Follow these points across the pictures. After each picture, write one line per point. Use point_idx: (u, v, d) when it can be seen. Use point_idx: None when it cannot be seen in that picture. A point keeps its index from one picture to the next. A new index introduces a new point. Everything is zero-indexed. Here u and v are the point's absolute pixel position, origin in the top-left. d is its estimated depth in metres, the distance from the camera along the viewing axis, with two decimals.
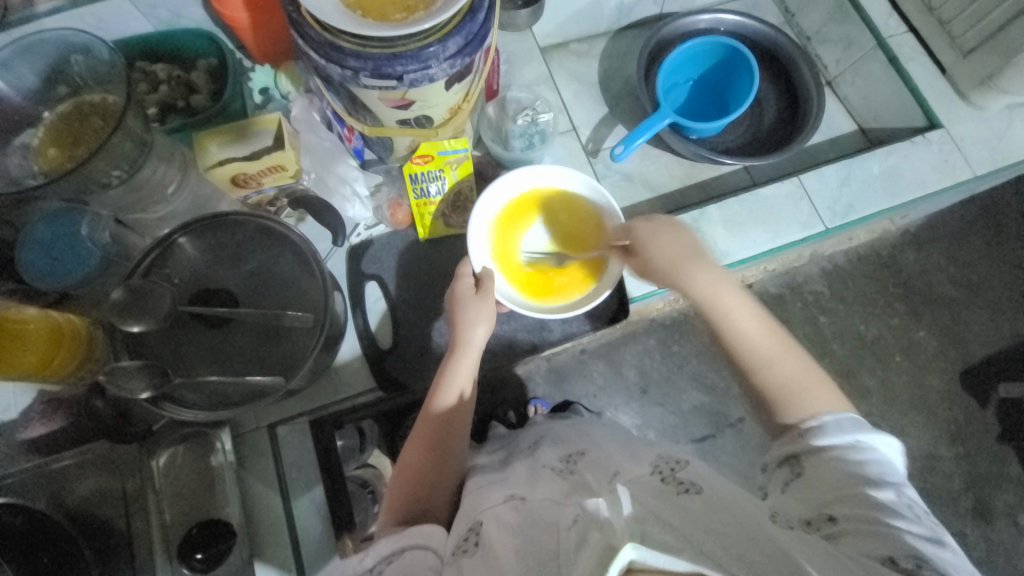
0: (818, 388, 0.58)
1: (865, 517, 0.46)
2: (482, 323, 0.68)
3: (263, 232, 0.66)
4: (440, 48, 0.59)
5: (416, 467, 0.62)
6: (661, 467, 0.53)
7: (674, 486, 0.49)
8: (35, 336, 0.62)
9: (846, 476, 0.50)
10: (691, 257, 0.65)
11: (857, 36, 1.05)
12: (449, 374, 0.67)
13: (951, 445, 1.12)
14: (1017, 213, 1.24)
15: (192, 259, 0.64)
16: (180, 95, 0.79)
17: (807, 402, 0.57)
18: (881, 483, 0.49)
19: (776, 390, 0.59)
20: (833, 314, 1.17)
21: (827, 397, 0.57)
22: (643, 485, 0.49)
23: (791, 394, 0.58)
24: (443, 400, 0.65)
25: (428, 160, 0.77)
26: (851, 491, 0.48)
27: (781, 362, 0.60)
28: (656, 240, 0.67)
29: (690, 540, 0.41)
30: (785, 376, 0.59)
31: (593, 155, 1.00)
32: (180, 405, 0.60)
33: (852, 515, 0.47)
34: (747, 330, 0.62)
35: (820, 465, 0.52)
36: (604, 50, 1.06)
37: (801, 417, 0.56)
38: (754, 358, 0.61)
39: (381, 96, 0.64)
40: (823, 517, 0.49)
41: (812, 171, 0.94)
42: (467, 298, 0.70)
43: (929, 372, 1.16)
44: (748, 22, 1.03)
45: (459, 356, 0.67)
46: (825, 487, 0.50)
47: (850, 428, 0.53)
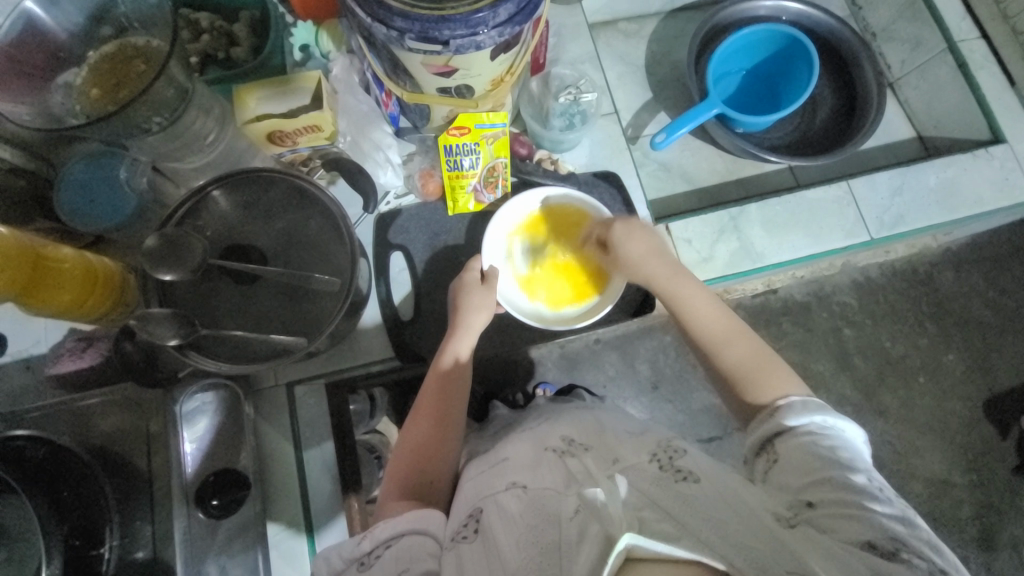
0: (771, 371, 0.59)
1: (842, 500, 0.45)
2: (484, 310, 0.71)
3: (294, 193, 0.65)
4: (491, 14, 0.57)
5: (418, 444, 0.62)
6: (659, 453, 0.53)
7: (673, 475, 0.49)
8: (71, 275, 0.62)
9: (820, 460, 0.49)
10: (656, 254, 0.70)
11: (926, 37, 0.99)
12: (458, 359, 0.69)
13: (964, 471, 1.09)
14: None
15: (224, 214, 0.64)
16: (221, 46, 0.78)
17: (767, 382, 0.58)
18: (852, 467, 0.48)
19: (738, 372, 0.61)
20: (859, 327, 1.14)
21: (778, 378, 0.59)
22: (641, 474, 0.49)
23: (749, 376, 0.60)
24: (449, 363, 0.68)
25: (464, 132, 0.74)
26: (825, 475, 0.47)
27: (735, 343, 0.63)
28: (631, 239, 0.71)
29: (690, 530, 0.41)
30: (736, 360, 0.61)
31: (632, 141, 0.97)
32: (205, 355, 0.61)
33: (829, 498, 0.46)
34: (701, 317, 0.65)
35: (793, 449, 0.51)
36: (654, 32, 1.02)
37: (771, 397, 0.57)
38: (707, 342, 0.64)
39: (424, 61, 0.62)
40: (802, 502, 0.47)
41: (862, 177, 0.90)
42: (472, 288, 0.73)
43: (951, 395, 1.12)
44: (812, 12, 0.98)
45: (458, 335, 0.70)
46: (797, 473, 0.49)
47: (813, 411, 0.53)
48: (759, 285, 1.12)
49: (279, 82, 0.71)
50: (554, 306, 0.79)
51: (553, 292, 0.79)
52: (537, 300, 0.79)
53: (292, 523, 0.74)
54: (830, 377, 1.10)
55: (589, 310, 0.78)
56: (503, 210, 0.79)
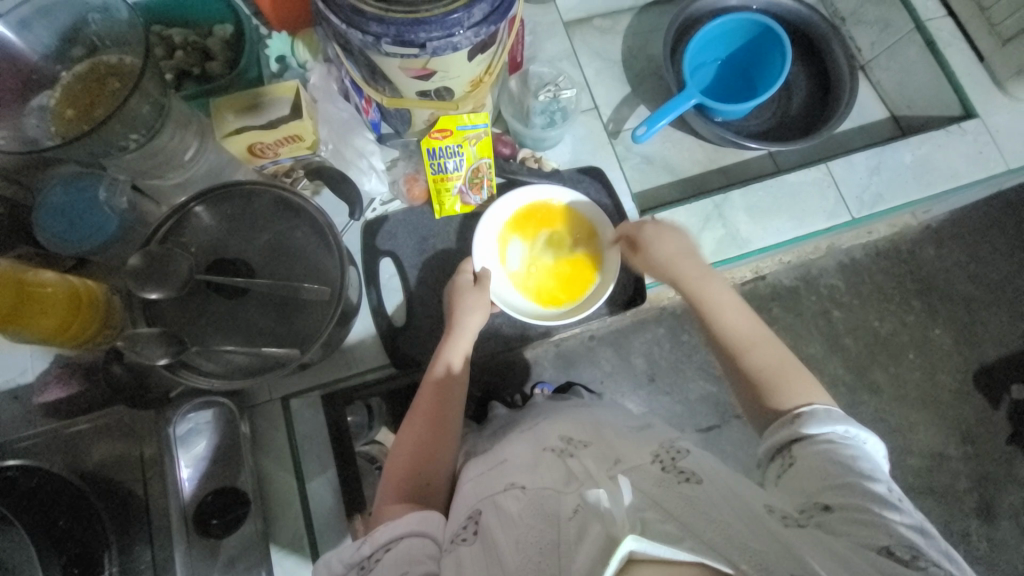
0: (796, 377, 0.60)
1: (860, 508, 0.46)
2: (478, 312, 0.71)
3: (277, 204, 0.65)
4: (465, 14, 0.57)
5: (416, 444, 0.62)
6: (662, 454, 0.53)
7: (674, 475, 0.49)
8: (54, 299, 0.61)
9: (840, 467, 0.49)
10: (687, 255, 0.71)
11: (894, 19, 1.01)
12: (456, 363, 0.69)
13: (959, 444, 1.10)
14: None
15: (207, 229, 0.63)
16: (195, 62, 0.77)
17: (792, 389, 0.59)
18: (873, 476, 0.48)
19: (763, 376, 0.60)
20: (848, 308, 1.15)
21: (803, 386, 0.59)
22: (642, 473, 0.49)
23: (775, 380, 0.60)
24: (443, 367, 0.68)
25: (447, 135, 0.74)
26: (845, 481, 0.48)
27: (760, 347, 0.63)
28: (661, 239, 0.72)
29: (692, 530, 0.41)
30: (761, 363, 0.62)
31: (614, 135, 0.98)
32: (197, 372, 0.60)
33: (846, 503, 0.46)
34: (729, 317, 0.66)
35: (812, 454, 0.51)
36: (629, 27, 1.03)
37: (793, 404, 0.57)
38: (734, 343, 0.64)
39: (402, 65, 0.62)
40: (817, 505, 0.48)
41: (841, 159, 0.91)
42: (465, 289, 0.73)
43: (941, 370, 1.14)
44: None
45: (454, 337, 0.70)
46: (817, 478, 0.49)
47: (834, 421, 0.53)
48: (748, 272, 1.12)
49: (256, 94, 0.71)
50: (545, 301, 0.79)
51: (545, 288, 0.79)
52: (529, 295, 0.79)
53: (295, 539, 0.73)
54: (822, 359, 1.12)
55: (580, 305, 0.78)
56: (495, 206, 0.80)
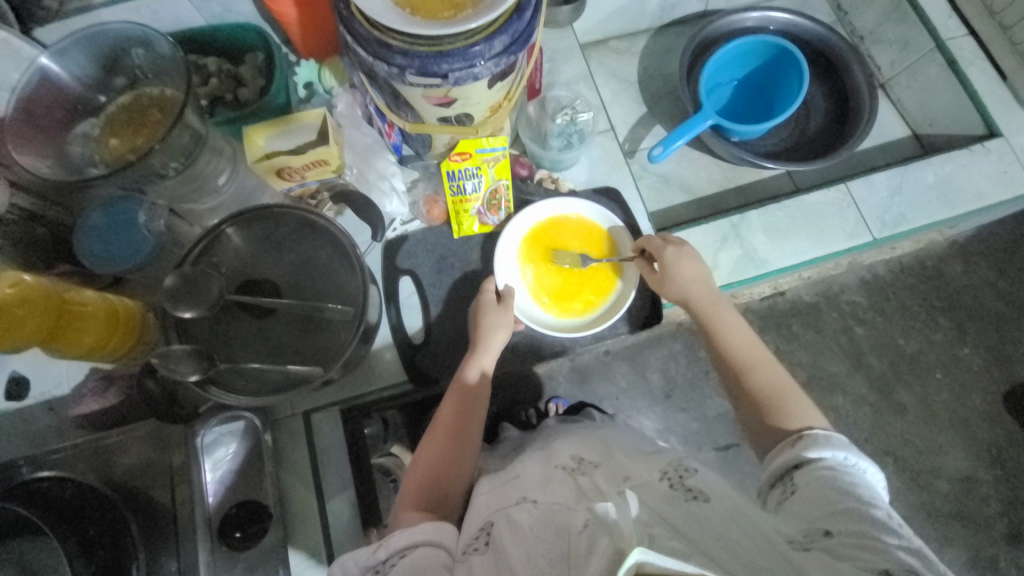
0: (795, 401, 0.61)
1: (860, 532, 0.45)
2: (501, 328, 0.73)
3: (304, 225, 0.67)
4: (486, 46, 0.59)
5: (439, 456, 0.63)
6: (670, 472, 0.54)
7: (683, 493, 0.49)
8: (93, 317, 0.64)
9: (837, 491, 0.49)
10: (704, 279, 0.72)
11: (914, 37, 1.00)
12: (482, 378, 0.70)
13: (989, 467, 1.07)
14: None
15: (237, 250, 0.66)
16: (228, 89, 0.81)
17: (794, 413, 0.60)
18: (873, 503, 0.48)
19: (762, 397, 0.63)
20: (870, 325, 1.14)
21: (803, 410, 0.60)
22: (651, 492, 0.50)
23: (777, 403, 0.62)
24: (467, 381, 0.69)
25: (466, 157, 0.77)
26: (843, 506, 0.47)
27: (763, 370, 0.65)
28: (681, 262, 0.72)
29: (698, 546, 0.41)
30: (762, 384, 0.64)
31: (630, 155, 0.99)
32: (225, 390, 0.62)
33: (846, 527, 0.45)
34: (738, 341, 0.68)
35: (811, 479, 0.52)
36: (645, 49, 1.05)
37: (796, 426, 0.59)
38: (738, 363, 0.67)
39: (425, 94, 0.64)
40: (819, 531, 0.47)
41: (861, 179, 0.91)
42: (487, 306, 0.75)
43: (969, 390, 1.11)
44: (800, 20, 0.99)
45: (477, 353, 0.71)
46: (817, 504, 0.49)
47: (834, 446, 0.54)
48: (768, 288, 1.12)
49: (284, 120, 0.73)
50: (563, 312, 0.80)
51: (563, 299, 0.80)
52: (548, 307, 0.80)
53: (313, 551, 0.74)
54: (843, 377, 1.10)
55: (603, 315, 0.80)
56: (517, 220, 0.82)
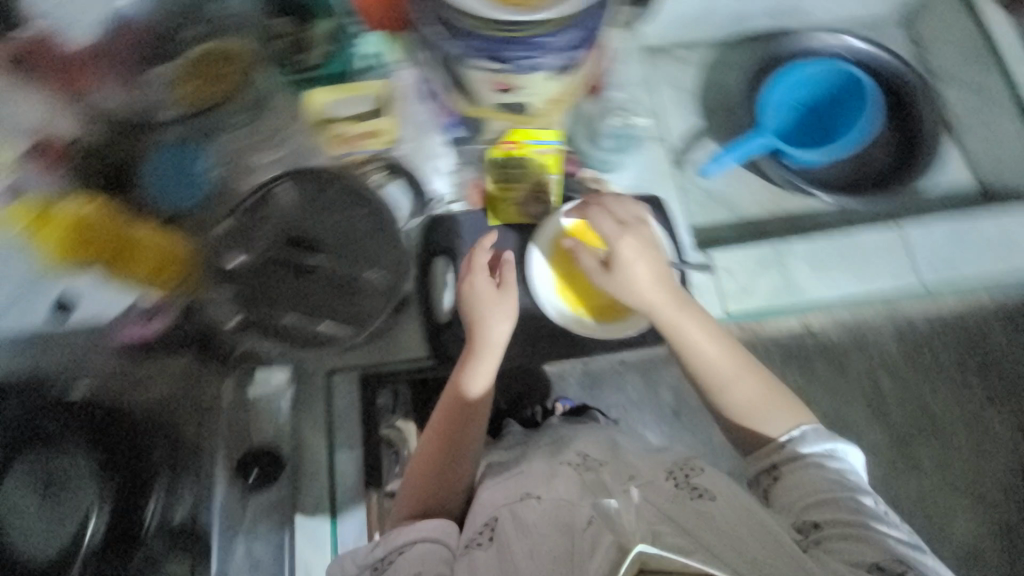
0: (774, 402, 0.68)
1: (849, 523, 0.55)
2: (506, 320, 0.70)
3: (349, 193, 0.69)
4: (552, 38, 0.60)
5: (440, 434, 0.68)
6: (676, 471, 0.57)
7: (687, 491, 0.53)
8: (147, 252, 0.68)
9: (828, 483, 0.59)
10: (657, 281, 0.69)
11: (993, 86, 0.97)
12: (481, 363, 0.69)
13: (997, 537, 1.04)
14: None
15: (285, 209, 0.68)
16: (290, 50, 0.78)
17: (767, 420, 0.67)
18: (861, 491, 0.59)
19: (742, 409, 0.68)
20: (898, 373, 1.10)
21: (788, 412, 0.67)
22: (655, 487, 0.54)
23: (756, 411, 0.67)
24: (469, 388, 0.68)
25: (516, 146, 0.79)
26: (831, 496, 0.58)
27: (739, 381, 0.68)
28: (635, 264, 0.69)
29: (702, 544, 0.46)
30: (740, 398, 0.68)
31: (678, 165, 0.98)
32: (260, 336, 0.65)
33: (833, 520, 0.56)
34: (702, 352, 0.69)
35: (800, 471, 0.62)
36: (709, 61, 1.03)
37: (781, 428, 0.66)
38: (714, 378, 0.69)
39: (486, 78, 0.65)
40: (809, 524, 0.57)
41: (918, 222, 0.87)
42: (485, 291, 0.72)
43: (992, 455, 1.07)
44: (875, 52, 0.97)
45: (480, 354, 0.69)
46: (807, 492, 0.59)
47: (818, 439, 0.64)
48: (798, 322, 1.10)
49: (341, 86, 0.75)
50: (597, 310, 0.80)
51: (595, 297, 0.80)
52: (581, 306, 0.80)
53: (315, 509, 0.76)
54: (861, 421, 1.08)
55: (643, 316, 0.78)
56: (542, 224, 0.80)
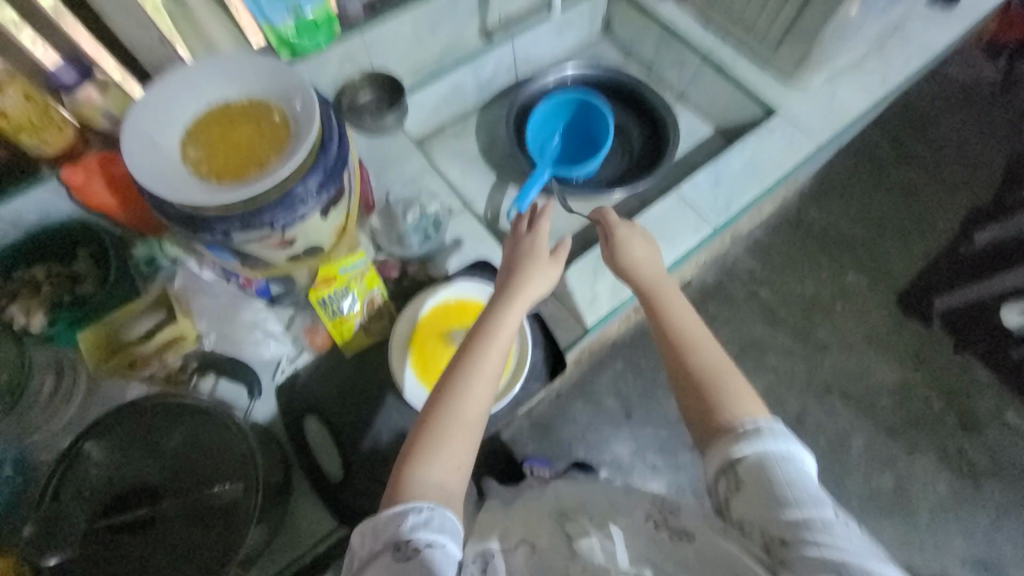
0: (740, 392, 0.62)
1: (801, 537, 0.49)
2: (540, 280, 0.71)
3: (169, 413, 0.63)
4: (305, 185, 0.62)
5: (440, 413, 0.58)
6: (654, 512, 0.60)
7: (668, 532, 0.56)
8: None
9: (774, 491, 0.52)
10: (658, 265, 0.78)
11: (685, 57, 1.14)
12: (493, 322, 0.65)
13: (915, 367, 1.24)
14: (887, 144, 1.46)
15: (98, 467, 0.60)
16: (64, 290, 0.72)
17: (737, 397, 0.62)
18: (818, 501, 0.51)
19: (703, 375, 0.64)
20: (771, 285, 1.31)
21: (749, 398, 0.62)
22: (634, 529, 0.57)
23: (714, 382, 0.63)
24: (452, 416, 0.58)
25: (331, 281, 0.78)
26: (779, 511, 0.51)
27: (705, 347, 0.67)
28: (634, 246, 0.78)
29: None
30: (707, 362, 0.66)
31: (494, 223, 1.05)
32: None
33: (793, 533, 0.50)
34: (681, 316, 0.71)
35: (749, 472, 0.55)
36: (477, 125, 1.14)
37: (737, 418, 0.59)
38: (684, 341, 0.68)
39: (262, 244, 0.65)
40: (776, 541, 0.51)
41: (687, 183, 1.00)
42: (534, 256, 0.73)
43: (870, 309, 1.29)
44: (591, 67, 1.10)
45: (485, 347, 0.63)
46: (762, 500, 0.53)
47: (777, 439, 0.56)
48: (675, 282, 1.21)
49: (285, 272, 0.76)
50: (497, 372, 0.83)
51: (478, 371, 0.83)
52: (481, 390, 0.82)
53: None
54: (768, 338, 1.26)
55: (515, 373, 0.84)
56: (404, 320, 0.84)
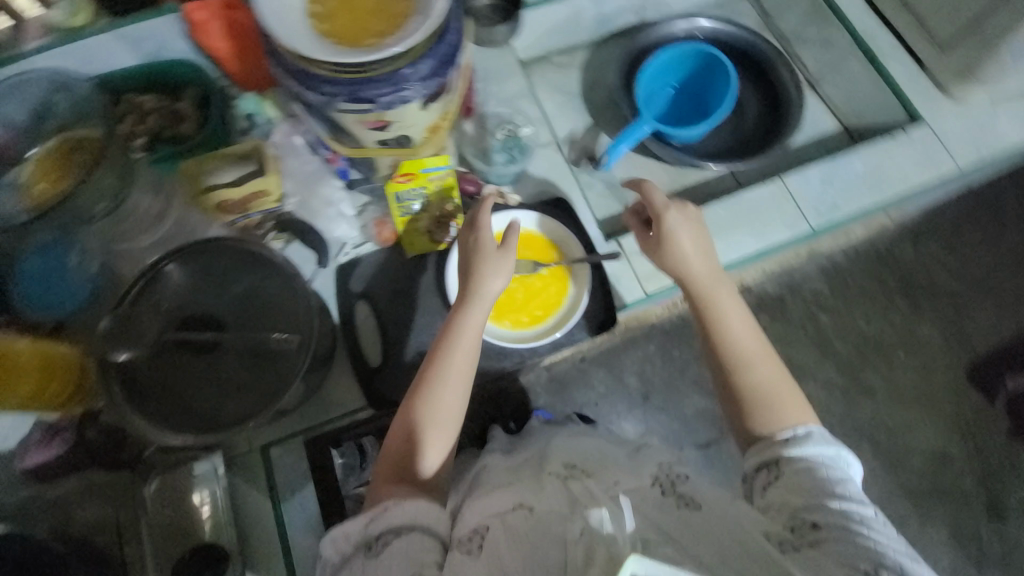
0: (788, 401, 0.63)
1: (841, 526, 0.51)
2: (501, 277, 0.70)
3: (247, 257, 0.66)
4: (412, 70, 0.60)
5: (417, 410, 0.64)
6: (661, 476, 0.60)
7: (675, 500, 0.56)
8: (32, 365, 0.64)
9: (817, 484, 0.55)
10: (706, 256, 0.73)
11: (835, 37, 1.04)
12: (454, 331, 0.67)
13: (959, 441, 1.12)
14: (1015, 202, 1.24)
15: (177, 287, 0.65)
16: (166, 125, 0.78)
17: (783, 413, 0.62)
18: (861, 501, 0.53)
19: (757, 391, 0.64)
20: (834, 312, 1.18)
21: (794, 410, 0.63)
22: (641, 499, 0.55)
23: (763, 400, 0.63)
24: (424, 401, 0.64)
25: (410, 178, 0.78)
26: (820, 499, 0.53)
27: (758, 362, 0.66)
28: (680, 238, 0.73)
29: (693, 554, 0.49)
30: (757, 379, 0.65)
31: (576, 164, 1.00)
32: (166, 429, 0.60)
33: (828, 520, 0.52)
34: (734, 325, 0.69)
35: (795, 470, 0.57)
36: (585, 61, 1.08)
37: (780, 431, 0.61)
38: (735, 357, 0.66)
39: (358, 120, 0.65)
40: (805, 523, 0.53)
41: (795, 172, 0.94)
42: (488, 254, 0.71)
43: (936, 367, 1.16)
44: (725, 27, 1.04)
45: (449, 348, 0.66)
46: (799, 492, 0.55)
47: (820, 440, 0.59)
48: (732, 282, 1.16)
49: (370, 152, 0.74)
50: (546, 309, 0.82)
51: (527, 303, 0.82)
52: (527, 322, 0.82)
53: None
54: (812, 367, 1.14)
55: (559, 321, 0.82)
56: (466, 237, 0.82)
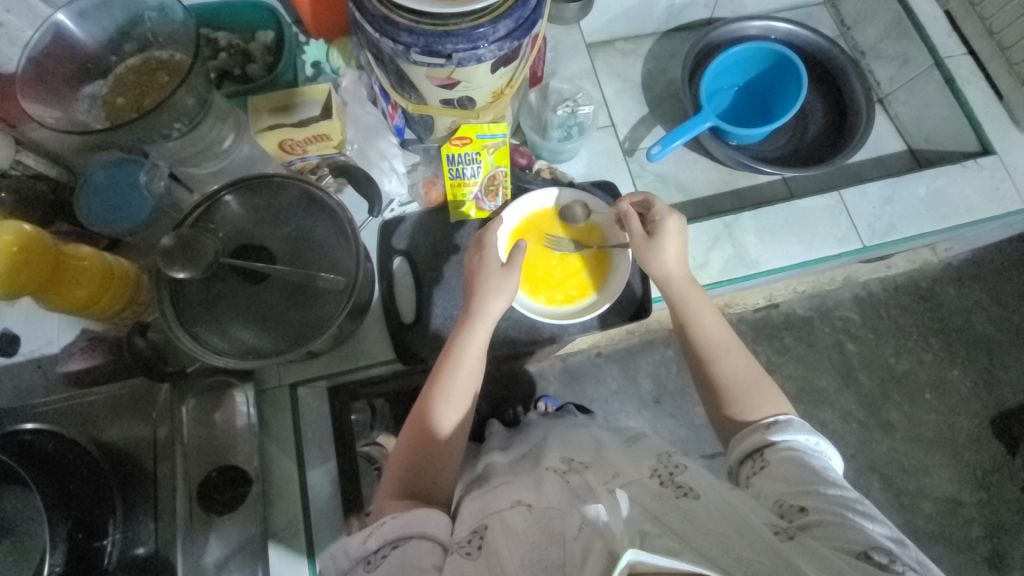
0: (761, 388, 0.64)
1: (832, 510, 0.49)
2: (502, 296, 0.67)
3: (305, 199, 0.68)
4: (491, 29, 0.61)
5: (418, 421, 0.63)
6: (661, 469, 0.55)
7: (673, 490, 0.51)
8: (88, 271, 0.65)
9: (801, 473, 0.53)
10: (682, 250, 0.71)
11: (913, 54, 1.02)
12: (456, 349, 0.66)
13: (974, 490, 1.08)
14: None
15: (235, 217, 0.67)
16: (236, 64, 0.81)
17: (758, 402, 0.63)
18: (841, 484, 0.52)
19: (733, 385, 0.65)
20: (862, 342, 1.16)
21: (769, 399, 0.63)
22: (641, 486, 0.52)
23: (739, 393, 0.64)
24: (426, 414, 0.63)
25: (466, 142, 0.76)
26: (805, 486, 0.52)
27: (732, 355, 0.67)
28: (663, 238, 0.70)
29: (690, 545, 0.43)
30: (731, 371, 0.66)
31: (628, 153, 1.00)
32: (212, 350, 0.62)
33: (817, 505, 0.50)
34: (710, 324, 0.69)
35: (778, 459, 0.56)
36: (650, 51, 1.07)
37: (754, 418, 0.62)
38: (709, 351, 0.67)
39: (428, 74, 0.66)
40: (794, 509, 0.51)
41: (853, 187, 0.92)
42: (491, 270, 0.69)
43: (959, 414, 1.12)
44: (800, 31, 1.01)
45: (451, 365, 0.65)
46: (783, 481, 0.53)
47: (799, 430, 0.58)
48: (761, 298, 1.15)
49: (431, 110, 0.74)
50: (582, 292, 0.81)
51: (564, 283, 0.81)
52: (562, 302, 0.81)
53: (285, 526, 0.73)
54: (834, 394, 1.12)
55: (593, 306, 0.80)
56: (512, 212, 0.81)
